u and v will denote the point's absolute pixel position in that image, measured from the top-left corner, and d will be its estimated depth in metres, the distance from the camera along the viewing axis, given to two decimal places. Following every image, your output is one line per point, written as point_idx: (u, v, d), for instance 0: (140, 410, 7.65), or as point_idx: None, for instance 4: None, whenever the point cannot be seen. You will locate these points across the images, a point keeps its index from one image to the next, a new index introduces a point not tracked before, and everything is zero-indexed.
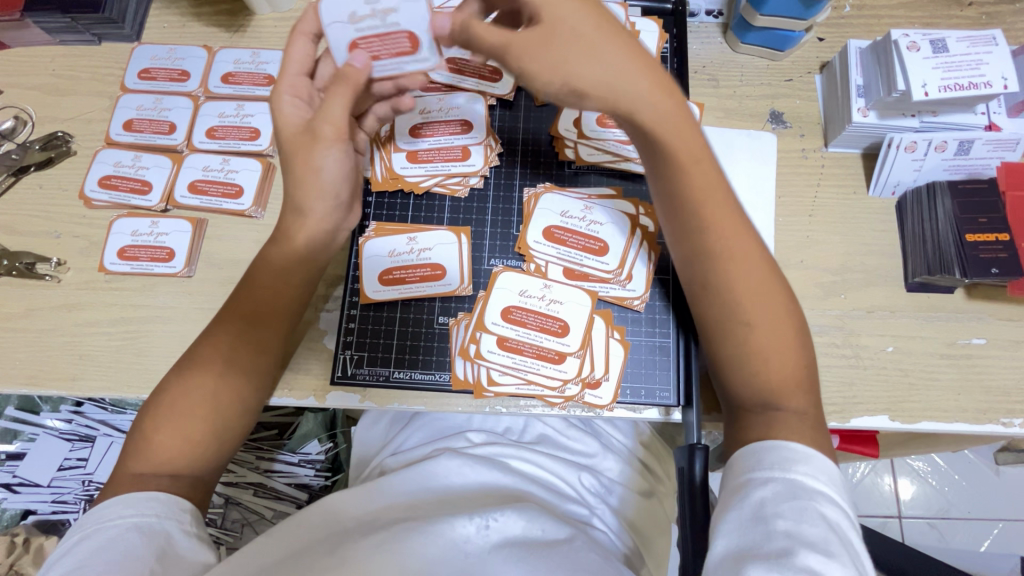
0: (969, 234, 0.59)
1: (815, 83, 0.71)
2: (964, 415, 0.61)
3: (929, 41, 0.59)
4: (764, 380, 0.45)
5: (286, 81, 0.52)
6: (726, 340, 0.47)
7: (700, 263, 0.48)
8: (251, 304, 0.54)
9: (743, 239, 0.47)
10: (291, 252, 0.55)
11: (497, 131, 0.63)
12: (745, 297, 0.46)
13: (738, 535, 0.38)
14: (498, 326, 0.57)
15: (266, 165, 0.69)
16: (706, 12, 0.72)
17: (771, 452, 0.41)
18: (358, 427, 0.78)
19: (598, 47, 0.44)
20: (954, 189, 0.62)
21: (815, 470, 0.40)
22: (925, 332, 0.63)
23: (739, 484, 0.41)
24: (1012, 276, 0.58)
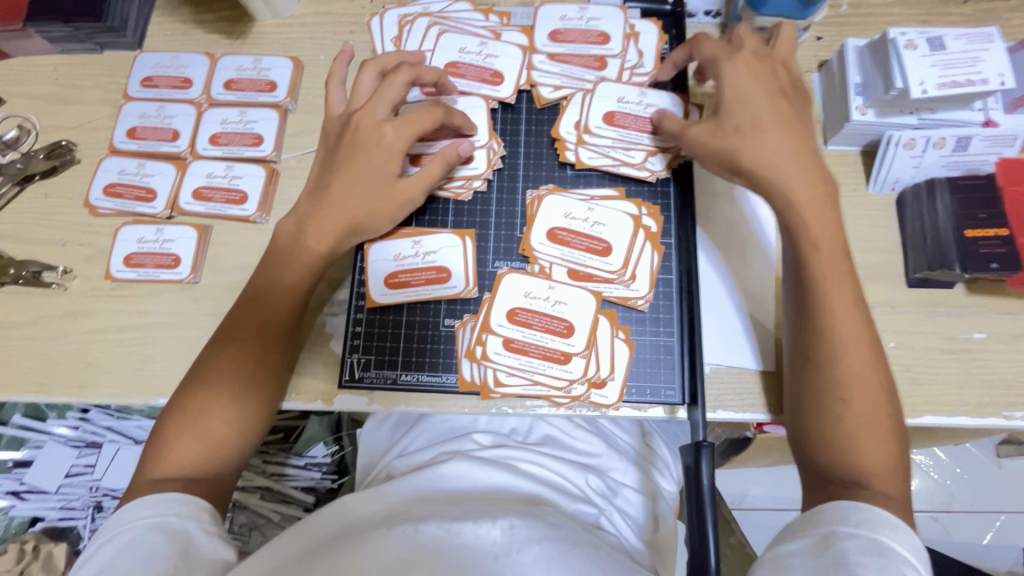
0: (969, 229, 0.59)
1: (814, 82, 0.71)
2: (966, 409, 0.61)
3: (926, 38, 0.60)
4: (855, 460, 0.47)
5: (401, 124, 0.56)
6: (823, 416, 0.49)
7: (812, 333, 0.51)
8: (263, 310, 0.56)
9: (858, 325, 0.50)
10: (303, 260, 0.57)
11: (499, 133, 0.64)
12: (853, 367, 0.49)
13: (813, 573, 0.40)
14: (503, 327, 0.57)
15: (270, 171, 0.70)
16: (704, 12, 0.71)
17: (858, 512, 0.43)
18: (364, 429, 0.79)
19: (766, 132, 0.53)
20: (955, 183, 0.62)
21: (901, 537, 0.42)
22: (926, 328, 0.63)
23: (822, 530, 0.43)
24: (1012, 271, 0.58)
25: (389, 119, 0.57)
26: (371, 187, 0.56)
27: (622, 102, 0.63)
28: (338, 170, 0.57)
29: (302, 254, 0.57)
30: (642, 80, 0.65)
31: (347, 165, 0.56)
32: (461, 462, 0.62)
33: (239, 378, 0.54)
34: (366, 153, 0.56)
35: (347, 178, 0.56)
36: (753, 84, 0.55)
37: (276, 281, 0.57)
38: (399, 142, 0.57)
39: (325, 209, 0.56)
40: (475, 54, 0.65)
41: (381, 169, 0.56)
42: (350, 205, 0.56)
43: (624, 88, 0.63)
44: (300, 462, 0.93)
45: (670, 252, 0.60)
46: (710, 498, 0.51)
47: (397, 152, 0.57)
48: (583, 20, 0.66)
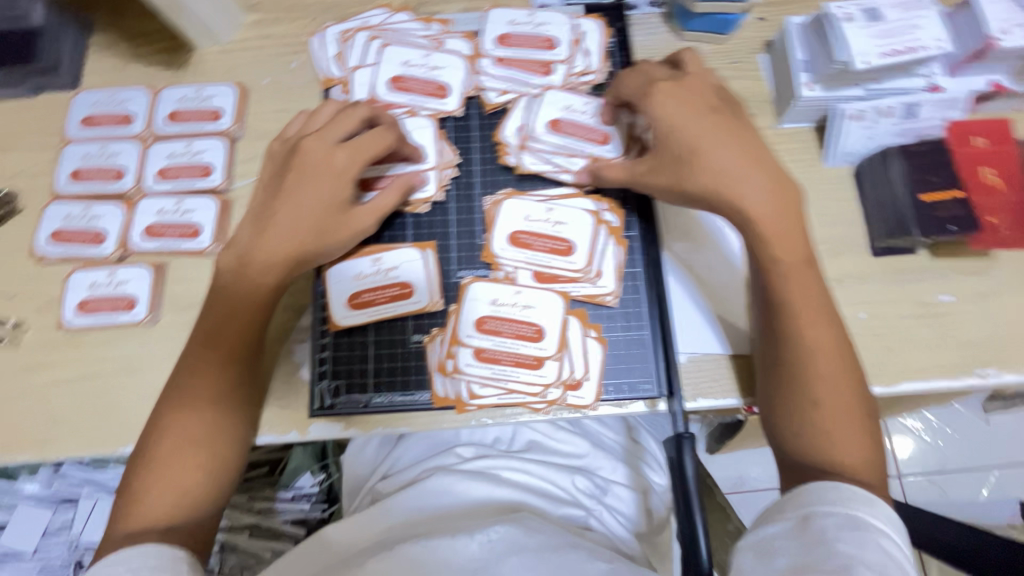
0: (923, 195, 0.60)
1: (760, 63, 0.72)
2: (943, 371, 0.61)
3: (862, 11, 0.60)
4: (830, 450, 0.48)
5: (356, 149, 0.55)
6: (797, 410, 0.50)
7: (776, 338, 0.51)
8: (221, 345, 0.54)
9: (822, 323, 0.50)
10: (256, 290, 0.55)
11: (452, 142, 0.63)
12: (819, 369, 0.49)
13: (797, 553, 0.41)
14: (473, 338, 0.56)
15: (222, 201, 0.68)
16: (648, 4, 0.73)
17: (834, 489, 0.45)
18: (347, 454, 0.77)
19: (717, 141, 0.52)
20: (904, 150, 0.62)
21: (875, 510, 0.43)
22: (895, 295, 0.64)
23: (801, 509, 0.45)
24: (969, 232, 0.59)
25: (340, 146, 0.55)
26: (322, 215, 0.55)
27: (569, 109, 0.62)
28: (287, 198, 0.55)
29: (254, 283, 0.55)
30: (591, 82, 0.64)
31: (296, 192, 0.55)
32: (445, 478, 0.61)
33: (209, 417, 0.53)
34: (320, 179, 0.55)
35: (298, 206, 0.55)
36: (683, 105, 0.54)
37: (233, 313, 0.55)
38: (351, 169, 0.55)
39: (274, 238, 0.54)
40: (419, 65, 0.64)
41: (333, 198, 0.55)
42: (301, 235, 0.55)
43: (571, 97, 0.63)
44: (287, 495, 0.91)
45: (634, 245, 0.59)
46: (695, 488, 0.51)
47: (349, 181, 0.55)
48: (530, 23, 0.65)
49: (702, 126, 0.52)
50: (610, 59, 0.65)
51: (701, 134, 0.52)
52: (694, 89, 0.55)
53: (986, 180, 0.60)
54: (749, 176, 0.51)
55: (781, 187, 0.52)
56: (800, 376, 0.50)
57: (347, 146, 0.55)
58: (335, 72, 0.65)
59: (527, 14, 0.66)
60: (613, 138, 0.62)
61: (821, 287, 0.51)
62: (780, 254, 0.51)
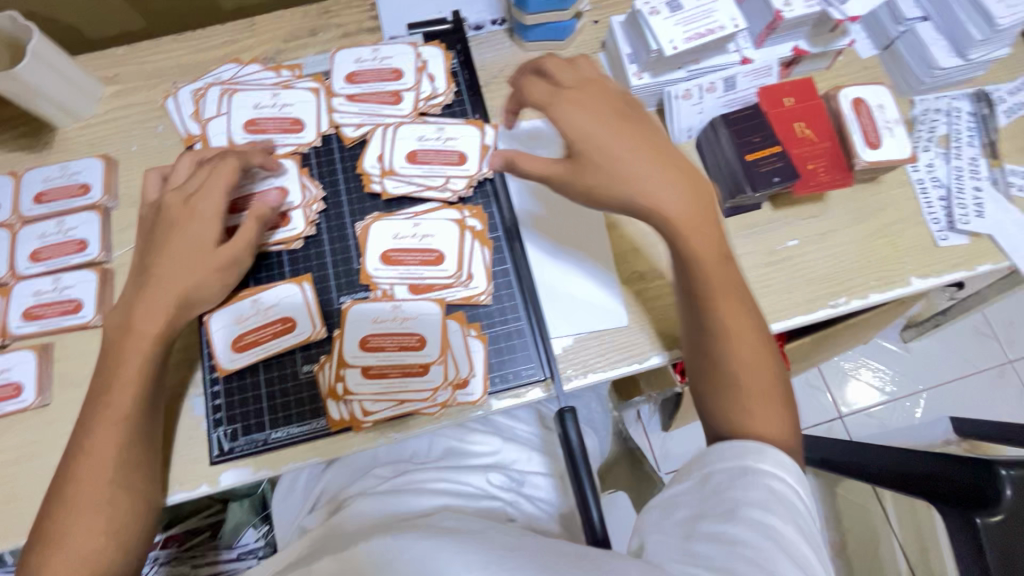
0: (749, 154, 0.66)
1: (601, 61, 0.78)
2: (799, 308, 0.68)
3: (665, 3, 0.67)
4: (752, 426, 0.51)
5: (208, 192, 0.58)
6: (721, 393, 0.53)
7: (704, 335, 0.54)
8: (108, 412, 0.53)
9: (740, 317, 0.53)
10: (135, 349, 0.55)
11: (316, 177, 0.66)
12: (730, 347, 0.53)
13: (696, 506, 0.45)
14: (359, 358, 0.58)
15: (102, 272, 0.68)
16: (491, 22, 0.79)
17: (733, 445, 0.48)
18: (274, 495, 0.77)
19: (617, 154, 0.54)
20: (725, 117, 0.68)
21: (768, 457, 0.47)
22: (749, 248, 0.70)
23: (702, 470, 0.48)
24: (791, 180, 0.65)
25: (198, 191, 0.58)
26: (193, 258, 0.56)
27: (422, 139, 0.66)
28: (158, 251, 0.56)
29: (136, 339, 0.55)
30: (440, 103, 0.68)
31: (160, 245, 0.56)
32: (367, 501, 0.63)
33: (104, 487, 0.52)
34: (179, 228, 0.57)
35: (166, 254, 0.56)
36: (589, 113, 0.56)
37: (117, 377, 0.55)
38: (211, 209, 0.57)
39: (150, 291, 0.55)
40: (272, 109, 0.67)
41: (196, 240, 0.57)
42: (176, 281, 0.56)
43: (421, 127, 0.66)
44: (230, 555, 0.88)
45: (500, 245, 0.64)
46: (581, 453, 0.55)
47: (212, 219, 0.57)
48: (376, 59, 0.69)
49: (600, 140, 0.54)
50: (457, 80, 0.70)
51: (599, 144, 0.54)
52: (600, 95, 0.57)
53: (800, 134, 0.69)
54: (647, 175, 0.53)
55: (697, 194, 0.53)
56: (718, 351, 0.53)
57: (204, 190, 0.58)
58: (194, 129, 0.67)
59: (371, 52, 0.69)
60: (468, 157, 0.65)
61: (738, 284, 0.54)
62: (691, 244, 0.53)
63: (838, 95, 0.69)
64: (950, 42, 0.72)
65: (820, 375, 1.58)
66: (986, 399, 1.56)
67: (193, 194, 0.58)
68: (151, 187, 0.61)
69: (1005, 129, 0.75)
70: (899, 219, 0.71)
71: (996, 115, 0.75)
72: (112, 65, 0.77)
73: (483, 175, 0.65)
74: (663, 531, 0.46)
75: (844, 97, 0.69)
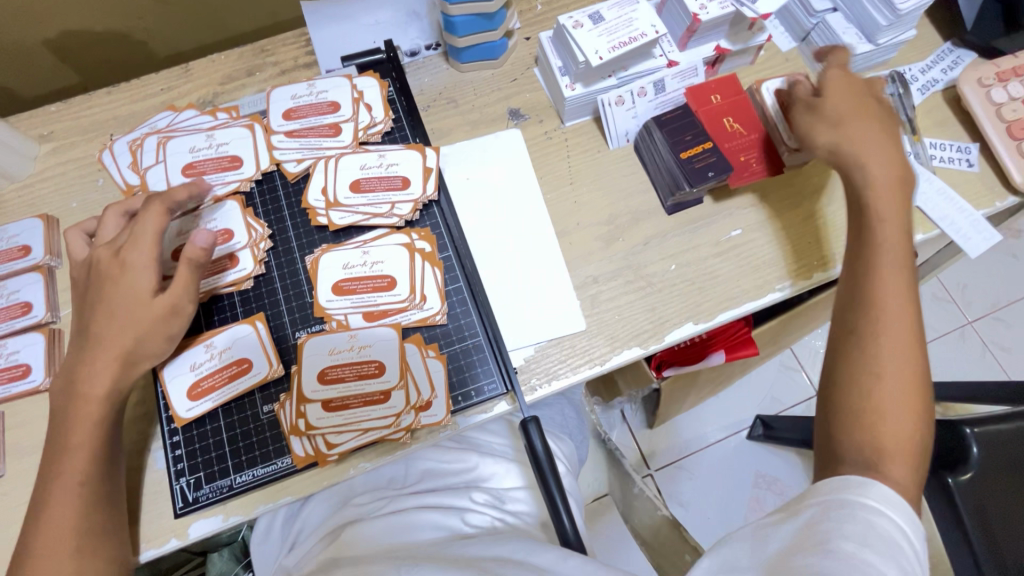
0: (683, 152, 0.69)
1: (536, 76, 0.81)
2: (749, 295, 0.70)
3: (588, 17, 0.70)
4: (882, 446, 0.52)
5: (137, 244, 0.57)
6: (855, 426, 0.53)
7: (863, 301, 0.58)
8: (62, 479, 0.52)
9: (893, 289, 0.58)
10: (84, 411, 0.54)
11: (261, 215, 0.66)
12: (890, 331, 0.56)
13: (788, 537, 0.46)
14: (319, 392, 0.58)
15: (49, 333, 0.67)
16: (425, 47, 0.81)
17: (836, 481, 0.50)
18: (254, 536, 0.75)
19: (843, 113, 0.65)
20: (659, 119, 0.71)
21: (870, 492, 0.48)
22: (695, 242, 0.72)
23: (799, 505, 0.50)
24: (726, 174, 0.68)
25: (126, 244, 0.57)
26: (132, 310, 0.55)
27: (365, 168, 0.67)
28: (96, 310, 0.56)
29: (85, 400, 0.54)
30: (379, 131, 0.69)
31: (98, 305, 0.56)
32: (356, 532, 0.63)
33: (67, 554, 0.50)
34: (113, 285, 0.56)
35: (106, 310, 0.55)
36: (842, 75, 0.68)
37: (69, 442, 0.54)
38: (142, 257, 0.56)
39: (94, 351, 0.55)
40: (210, 152, 0.67)
41: (131, 294, 0.56)
42: (118, 336, 0.55)
43: (363, 156, 0.67)
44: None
45: (450, 264, 0.64)
46: (546, 459, 0.56)
47: (144, 268, 0.56)
48: (312, 94, 0.70)
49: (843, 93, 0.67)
50: (395, 108, 0.71)
51: (831, 106, 0.65)
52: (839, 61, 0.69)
53: (730, 129, 0.73)
54: (876, 144, 0.63)
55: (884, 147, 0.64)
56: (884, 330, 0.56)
57: (131, 241, 0.57)
58: (132, 180, 0.67)
59: (307, 87, 0.70)
60: (411, 180, 0.66)
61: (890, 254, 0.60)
62: (892, 204, 0.61)
63: (760, 89, 0.73)
64: (860, 28, 0.76)
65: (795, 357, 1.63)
66: (953, 360, 1.62)
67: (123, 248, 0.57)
68: (76, 247, 0.61)
69: (920, 106, 0.79)
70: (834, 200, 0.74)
71: (912, 93, 0.79)
72: (46, 122, 0.76)
73: (428, 197, 0.66)
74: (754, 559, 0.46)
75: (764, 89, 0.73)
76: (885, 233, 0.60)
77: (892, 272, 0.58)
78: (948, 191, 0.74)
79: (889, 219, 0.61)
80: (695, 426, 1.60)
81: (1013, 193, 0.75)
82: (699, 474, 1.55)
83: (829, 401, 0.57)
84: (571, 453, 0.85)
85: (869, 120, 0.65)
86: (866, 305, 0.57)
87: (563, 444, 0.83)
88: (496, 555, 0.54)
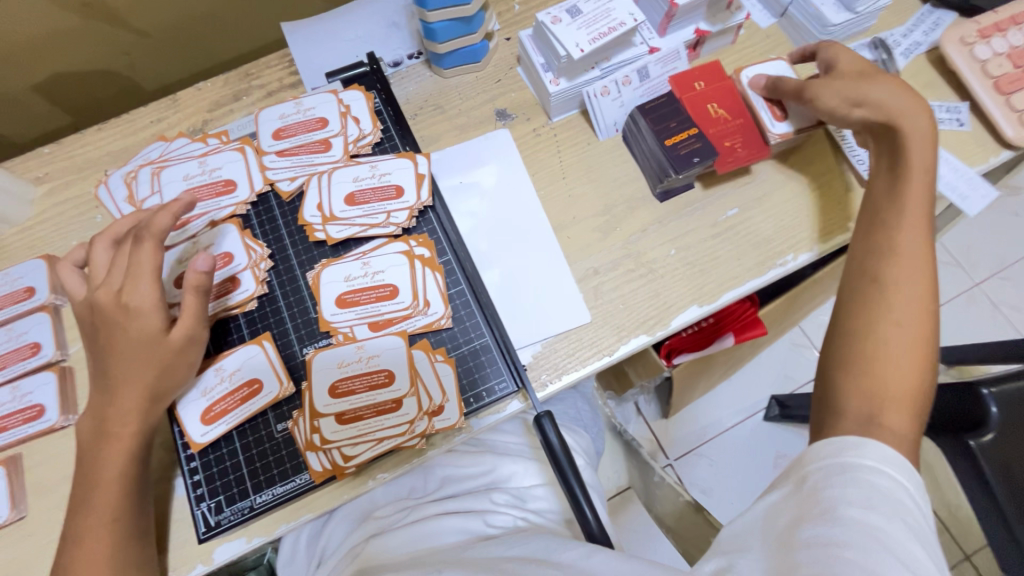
0: (668, 139, 0.69)
1: (520, 75, 0.81)
2: (751, 273, 0.70)
3: (565, 11, 0.70)
4: (884, 395, 0.52)
5: (137, 282, 0.56)
6: (857, 369, 0.54)
7: (889, 259, 0.58)
8: (94, 515, 0.52)
9: (919, 253, 0.58)
10: (114, 451, 0.54)
11: (260, 235, 0.66)
12: (910, 289, 0.57)
13: (794, 508, 0.46)
14: (331, 405, 0.58)
15: (61, 371, 0.67)
16: (408, 57, 0.82)
17: (831, 444, 0.50)
18: (280, 556, 0.75)
19: (877, 80, 0.65)
20: (641, 108, 0.71)
21: (868, 451, 0.48)
22: (692, 225, 0.72)
23: (800, 471, 0.50)
24: (712, 157, 0.68)
25: (124, 285, 0.57)
26: (145, 352, 0.55)
27: (358, 180, 0.67)
28: (109, 354, 0.56)
29: (111, 438, 0.55)
30: (369, 142, 0.70)
31: (112, 346, 0.56)
32: (382, 541, 0.63)
33: None
34: (121, 325, 0.56)
35: (120, 352, 0.56)
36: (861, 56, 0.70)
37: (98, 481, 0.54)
38: (147, 299, 0.56)
39: (115, 392, 0.55)
40: (203, 178, 0.68)
41: (143, 333, 0.56)
42: (136, 378, 0.55)
43: (355, 168, 0.67)
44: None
45: (451, 268, 0.64)
46: (562, 452, 0.56)
47: (150, 309, 0.56)
48: (301, 112, 0.71)
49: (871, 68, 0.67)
50: (383, 119, 0.72)
51: (856, 78, 0.66)
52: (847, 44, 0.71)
53: (714, 114, 0.72)
54: (914, 114, 0.63)
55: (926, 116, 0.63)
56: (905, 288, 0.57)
57: (131, 280, 0.56)
58: (130, 212, 0.67)
59: (294, 106, 0.71)
60: (405, 188, 0.67)
61: (925, 221, 0.60)
62: (920, 175, 0.61)
63: (738, 76, 0.74)
64: None
65: (804, 334, 1.63)
66: (964, 323, 1.61)
67: (121, 288, 0.57)
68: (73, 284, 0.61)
69: (905, 70, 0.79)
70: (827, 172, 0.74)
71: (895, 58, 0.79)
72: (41, 164, 0.77)
73: (423, 203, 0.66)
74: (760, 532, 0.47)
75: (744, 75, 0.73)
76: (905, 201, 0.60)
77: (913, 237, 0.59)
78: (941, 152, 0.74)
79: (914, 188, 0.61)
80: (711, 413, 1.59)
81: (1006, 148, 0.75)
82: (720, 461, 1.54)
83: (837, 350, 0.57)
84: (588, 446, 0.85)
85: (909, 92, 0.64)
86: (886, 258, 0.59)
87: (583, 440, 0.84)
88: (518, 554, 0.54)
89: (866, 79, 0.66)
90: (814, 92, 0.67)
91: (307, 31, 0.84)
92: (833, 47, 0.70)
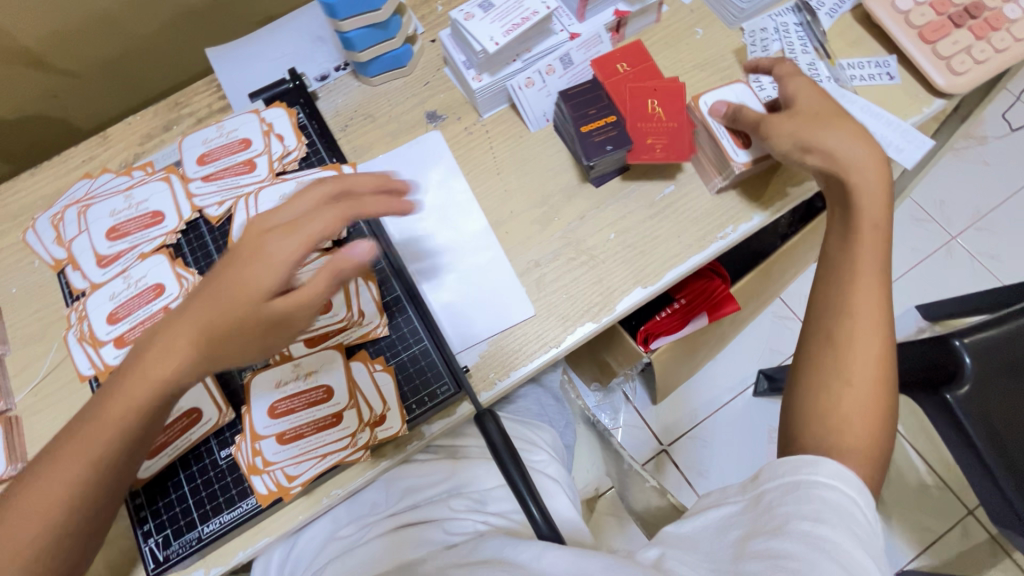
0: (584, 126, 0.69)
1: (448, 75, 0.80)
2: (693, 249, 0.70)
3: (478, 6, 0.70)
4: (843, 448, 0.51)
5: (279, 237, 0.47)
6: (816, 423, 0.53)
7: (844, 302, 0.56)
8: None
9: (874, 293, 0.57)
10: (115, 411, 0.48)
11: (191, 262, 0.65)
12: (868, 339, 0.54)
13: (748, 524, 0.46)
14: (271, 427, 0.57)
15: (6, 421, 0.66)
16: (334, 70, 0.81)
17: (786, 463, 0.48)
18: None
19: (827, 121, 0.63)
20: (563, 94, 0.70)
21: (823, 468, 0.47)
22: (631, 207, 0.71)
23: (756, 486, 0.49)
24: (625, 146, 0.67)
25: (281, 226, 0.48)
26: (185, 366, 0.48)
27: (285, 198, 0.66)
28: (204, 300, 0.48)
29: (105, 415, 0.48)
30: (295, 158, 0.69)
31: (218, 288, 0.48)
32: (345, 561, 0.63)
33: None
34: (241, 264, 0.47)
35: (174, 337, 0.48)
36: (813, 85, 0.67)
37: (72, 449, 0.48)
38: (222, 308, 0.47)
39: (136, 369, 0.48)
40: (130, 211, 0.67)
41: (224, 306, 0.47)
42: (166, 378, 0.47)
43: (281, 186, 0.67)
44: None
45: (385, 275, 0.64)
46: (506, 445, 0.55)
47: (267, 272, 0.47)
48: (224, 135, 0.70)
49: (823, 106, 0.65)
50: (308, 133, 0.71)
51: (812, 119, 0.63)
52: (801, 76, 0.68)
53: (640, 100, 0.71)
54: (865, 159, 0.61)
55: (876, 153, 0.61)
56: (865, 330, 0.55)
57: (288, 225, 0.47)
58: (61, 254, 0.67)
59: (217, 129, 0.70)
60: None
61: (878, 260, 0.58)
62: (859, 185, 0.60)
63: (699, 104, 0.70)
64: None
65: (785, 306, 1.62)
66: (942, 277, 1.60)
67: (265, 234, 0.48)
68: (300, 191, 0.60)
69: (830, 30, 0.79)
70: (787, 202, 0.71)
71: (819, 19, 0.79)
72: None
73: None
74: (715, 550, 0.47)
75: (707, 104, 0.70)
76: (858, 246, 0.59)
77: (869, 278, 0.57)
78: (873, 108, 0.73)
79: (866, 227, 0.59)
80: (700, 394, 1.57)
81: (938, 97, 0.75)
82: (714, 441, 1.53)
83: (796, 401, 0.55)
84: (554, 441, 0.85)
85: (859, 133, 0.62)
86: (842, 301, 0.57)
87: (549, 436, 0.85)
88: (477, 557, 0.54)
89: (818, 119, 0.63)
90: (774, 133, 0.64)
91: (231, 54, 0.83)
92: (796, 80, 0.66)
